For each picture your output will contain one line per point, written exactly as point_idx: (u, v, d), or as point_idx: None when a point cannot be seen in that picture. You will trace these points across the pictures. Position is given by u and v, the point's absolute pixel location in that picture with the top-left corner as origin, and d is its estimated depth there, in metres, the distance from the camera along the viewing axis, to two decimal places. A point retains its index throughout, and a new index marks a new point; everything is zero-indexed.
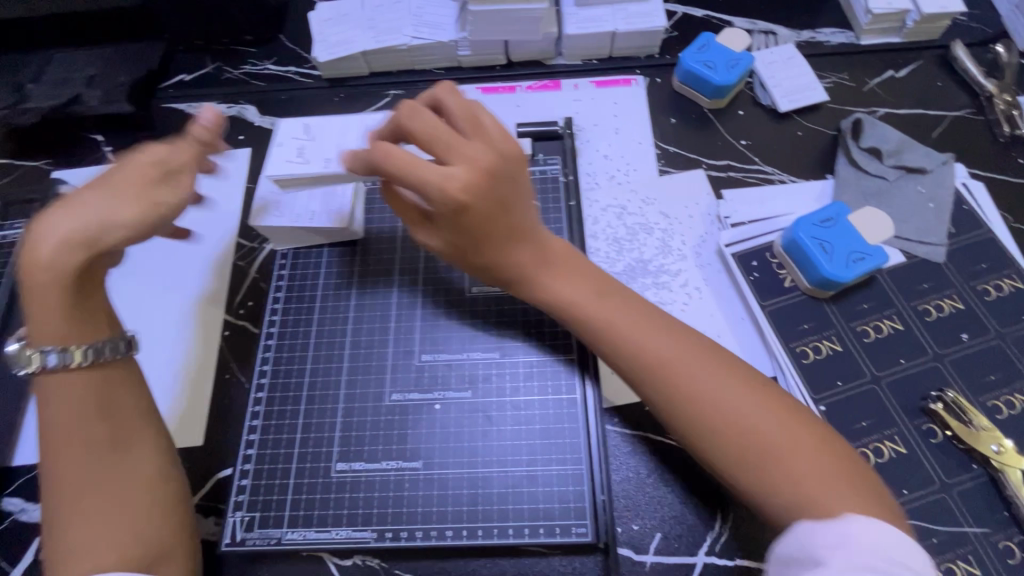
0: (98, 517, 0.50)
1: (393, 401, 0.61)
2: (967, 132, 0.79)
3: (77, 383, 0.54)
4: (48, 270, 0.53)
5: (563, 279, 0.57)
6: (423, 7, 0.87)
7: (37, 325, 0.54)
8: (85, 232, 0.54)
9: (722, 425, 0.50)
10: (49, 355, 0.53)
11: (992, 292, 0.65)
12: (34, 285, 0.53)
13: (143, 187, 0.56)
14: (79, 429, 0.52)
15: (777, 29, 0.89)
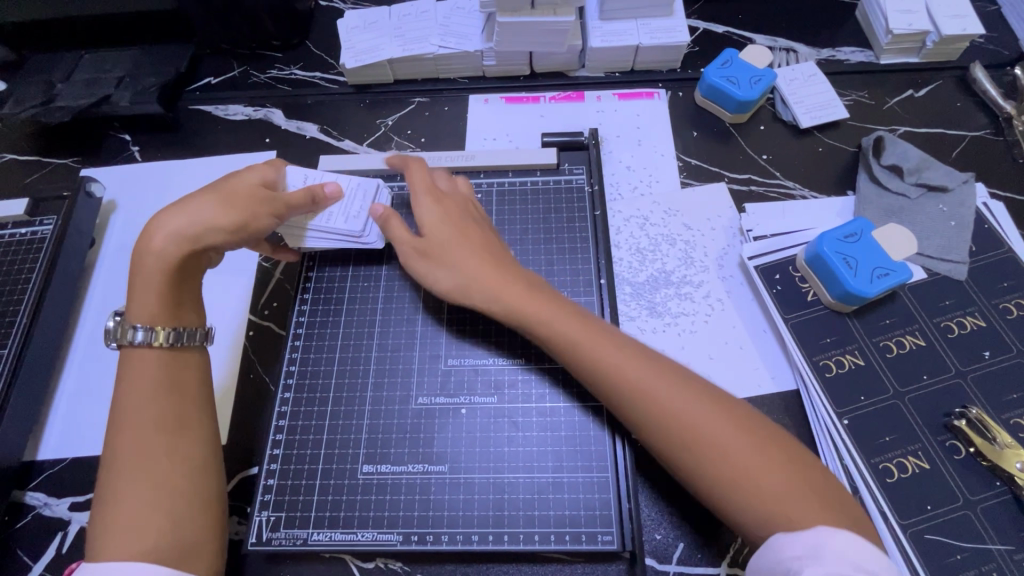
0: (142, 501, 0.51)
1: (419, 405, 0.62)
2: (986, 152, 0.80)
3: (155, 365, 0.57)
4: (157, 258, 0.59)
5: (544, 307, 0.58)
6: (449, 17, 0.88)
7: (136, 304, 0.59)
8: (192, 232, 0.59)
9: (721, 460, 0.49)
10: (138, 331, 0.57)
11: (1014, 311, 0.66)
12: (144, 271, 0.59)
13: (250, 199, 0.61)
14: (143, 411, 0.54)
15: (798, 46, 0.90)
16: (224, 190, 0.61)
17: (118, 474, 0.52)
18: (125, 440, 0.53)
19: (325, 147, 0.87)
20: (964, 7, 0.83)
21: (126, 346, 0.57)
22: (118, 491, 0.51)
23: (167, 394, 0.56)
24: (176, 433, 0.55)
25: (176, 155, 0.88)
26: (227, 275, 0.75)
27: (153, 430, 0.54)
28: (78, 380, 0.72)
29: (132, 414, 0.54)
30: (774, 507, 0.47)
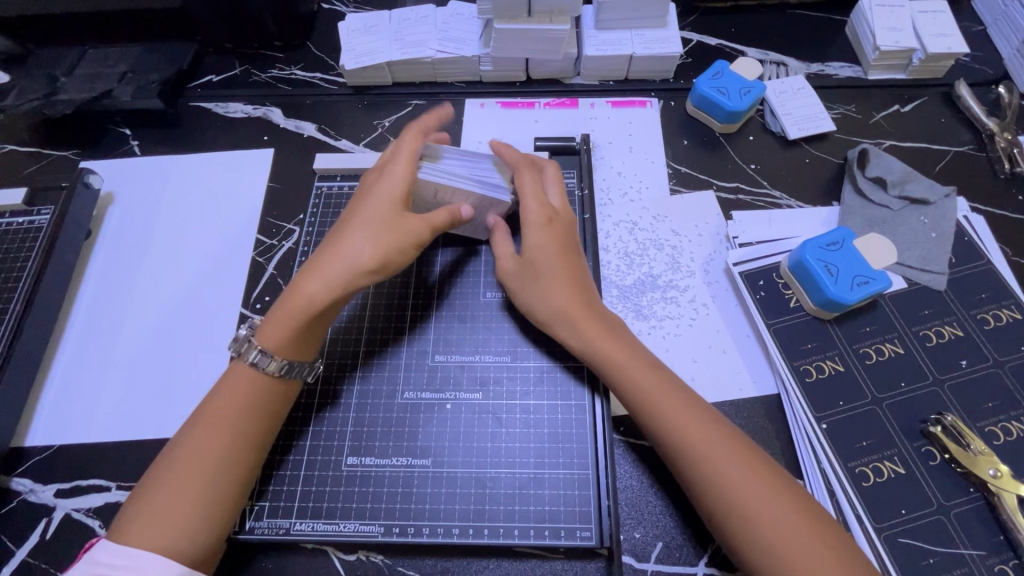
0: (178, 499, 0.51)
1: (405, 399, 0.63)
2: (969, 168, 0.82)
3: (256, 386, 0.57)
4: (301, 295, 0.59)
5: (602, 340, 0.59)
6: (449, 23, 0.89)
7: (268, 327, 0.58)
8: (338, 266, 0.59)
9: (754, 507, 0.50)
10: (256, 352, 0.58)
11: (991, 321, 0.67)
12: (285, 299, 0.59)
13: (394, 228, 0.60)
14: (223, 413, 0.55)
15: (788, 60, 0.92)
16: (362, 217, 0.61)
17: (174, 466, 0.53)
18: (195, 439, 0.54)
19: (322, 146, 0.88)
20: (949, 26, 0.85)
21: (243, 363, 0.58)
22: (164, 482, 0.52)
23: (248, 412, 0.56)
24: (238, 453, 0.54)
25: (175, 149, 0.89)
26: (223, 272, 0.78)
27: (224, 442, 0.54)
28: (69, 369, 0.73)
29: (210, 419, 0.55)
30: (777, 551, 0.48)
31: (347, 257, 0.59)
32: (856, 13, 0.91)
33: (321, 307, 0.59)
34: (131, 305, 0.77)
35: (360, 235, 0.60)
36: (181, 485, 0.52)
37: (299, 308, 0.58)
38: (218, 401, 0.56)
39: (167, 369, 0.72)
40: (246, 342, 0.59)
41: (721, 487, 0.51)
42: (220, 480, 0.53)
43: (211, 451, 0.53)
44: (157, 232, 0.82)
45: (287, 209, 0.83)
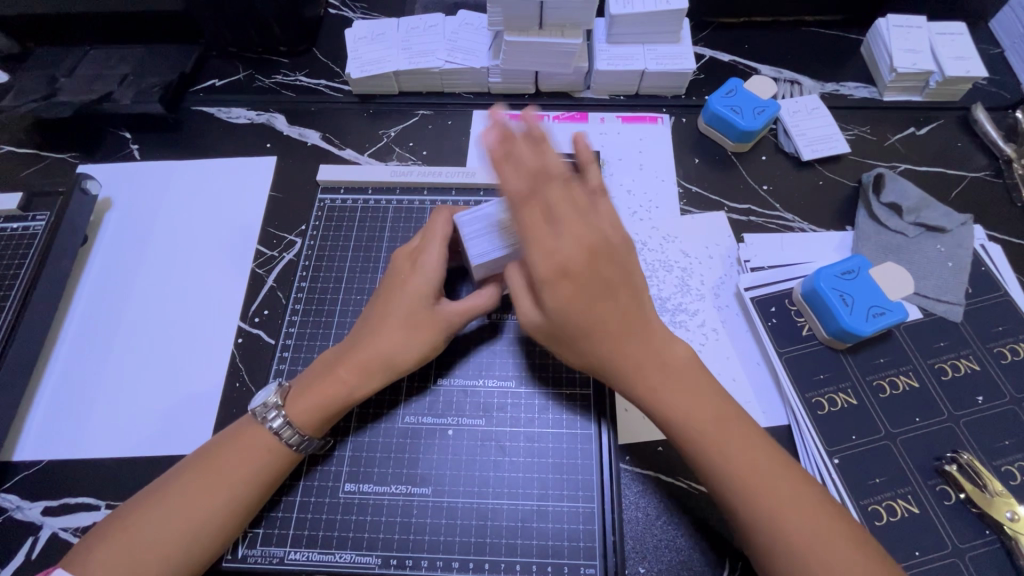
0: (149, 530, 0.50)
1: (406, 424, 0.61)
2: (985, 194, 0.80)
3: (264, 451, 0.55)
4: (338, 388, 0.57)
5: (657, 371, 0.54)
6: (457, 33, 0.88)
7: (300, 409, 0.56)
8: (373, 363, 0.58)
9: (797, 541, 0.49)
10: (278, 419, 0.56)
11: (1008, 355, 0.66)
12: (327, 381, 0.57)
13: (428, 322, 0.59)
14: (222, 464, 0.54)
15: (802, 79, 0.91)
16: (392, 311, 0.59)
17: (161, 506, 0.52)
18: (190, 479, 0.53)
19: (326, 155, 0.87)
20: (967, 49, 0.84)
21: (261, 425, 0.56)
22: (144, 520, 0.51)
23: (250, 471, 0.54)
24: (230, 514, 0.53)
25: (176, 155, 0.87)
26: (222, 284, 0.76)
27: (206, 494, 0.52)
28: (59, 382, 0.71)
29: (210, 466, 0.54)
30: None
31: (382, 353, 0.58)
32: (872, 32, 0.89)
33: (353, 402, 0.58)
34: (127, 318, 0.75)
35: (400, 331, 0.58)
36: (162, 528, 0.51)
37: (334, 398, 0.57)
38: (227, 453, 0.54)
39: (162, 385, 0.70)
40: (265, 407, 0.56)
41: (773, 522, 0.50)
42: (204, 534, 0.51)
43: (203, 502, 0.52)
44: (155, 241, 0.80)
45: (288, 219, 0.81)
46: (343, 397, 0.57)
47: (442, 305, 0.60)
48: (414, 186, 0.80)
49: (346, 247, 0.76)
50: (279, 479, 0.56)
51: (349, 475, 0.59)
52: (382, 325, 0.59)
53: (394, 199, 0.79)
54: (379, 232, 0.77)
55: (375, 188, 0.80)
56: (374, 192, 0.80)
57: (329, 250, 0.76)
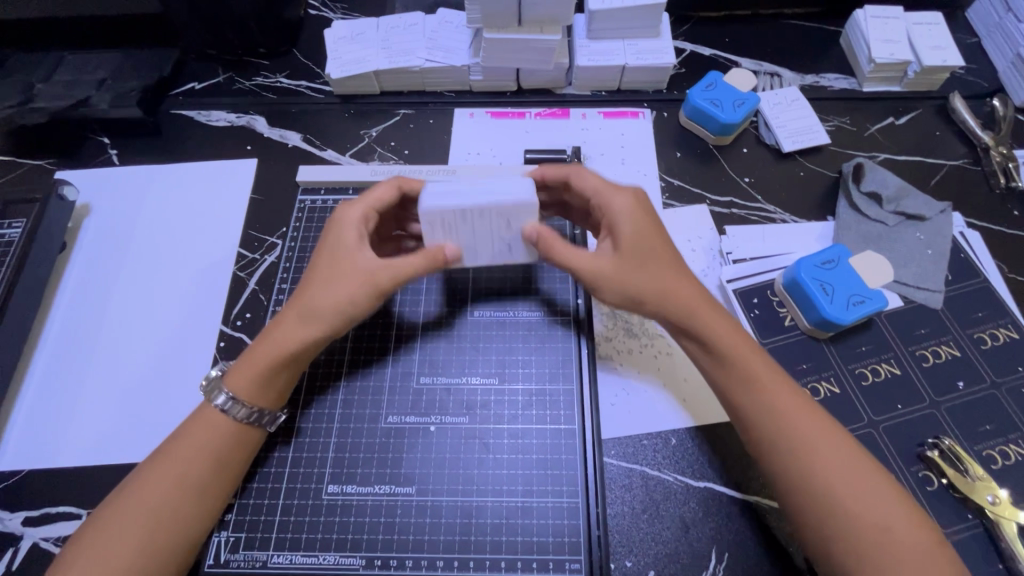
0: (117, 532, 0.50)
1: (389, 423, 0.60)
2: (964, 182, 0.81)
3: (218, 430, 0.55)
4: (275, 344, 0.56)
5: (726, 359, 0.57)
6: (437, 32, 0.88)
7: (239, 375, 0.56)
8: (305, 311, 0.56)
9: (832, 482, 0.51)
10: (223, 396, 0.55)
11: (988, 341, 0.66)
12: (266, 338, 0.57)
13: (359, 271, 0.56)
14: (177, 455, 0.53)
15: (782, 71, 0.91)
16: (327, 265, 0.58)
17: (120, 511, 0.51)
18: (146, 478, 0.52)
19: (307, 157, 0.86)
20: (944, 38, 0.85)
21: (208, 403, 0.56)
22: (102, 533, 0.50)
23: (209, 452, 0.54)
24: (202, 500, 0.53)
25: (155, 160, 0.87)
26: (204, 288, 0.76)
27: (168, 486, 0.52)
28: (39, 390, 0.70)
29: (161, 460, 0.53)
30: (864, 547, 0.49)
31: (315, 302, 0.56)
32: (851, 23, 0.90)
33: (290, 358, 0.56)
34: (106, 325, 0.74)
35: (331, 278, 0.57)
36: (125, 532, 0.49)
37: (272, 356, 0.56)
38: (176, 444, 0.53)
39: (144, 390, 0.70)
40: (209, 390, 0.55)
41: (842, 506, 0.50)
42: (170, 530, 0.51)
43: (164, 496, 0.51)
44: (134, 247, 0.80)
45: (269, 221, 0.80)
46: (276, 362, 0.56)
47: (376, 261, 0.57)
48: None
49: None
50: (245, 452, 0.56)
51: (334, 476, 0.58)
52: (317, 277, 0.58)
53: None
54: None
55: (357, 189, 0.79)
56: (356, 192, 0.79)
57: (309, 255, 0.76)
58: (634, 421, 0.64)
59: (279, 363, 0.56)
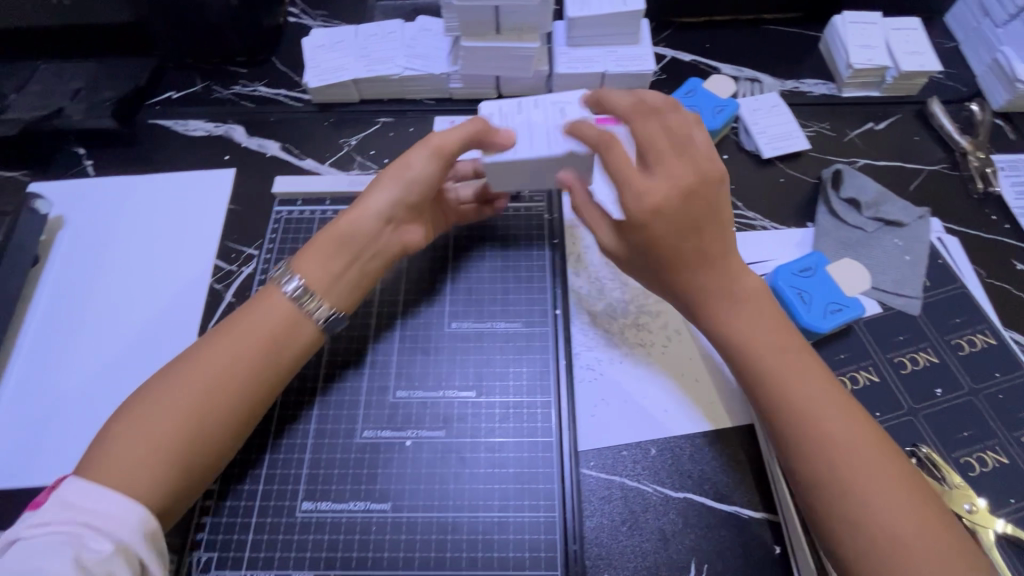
0: (157, 420, 0.52)
1: (364, 438, 0.60)
2: (942, 187, 0.81)
3: (273, 320, 0.58)
4: (341, 222, 0.62)
5: (758, 344, 0.57)
6: (417, 40, 0.87)
7: (305, 257, 0.61)
8: (366, 200, 0.63)
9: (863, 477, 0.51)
10: (291, 282, 0.60)
11: (965, 347, 0.66)
12: (334, 224, 0.63)
13: (411, 155, 0.64)
14: (221, 353, 0.56)
15: (762, 77, 0.91)
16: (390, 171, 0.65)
17: (155, 408, 0.53)
18: (183, 377, 0.54)
19: (286, 166, 0.85)
20: (921, 44, 0.85)
21: (274, 288, 0.60)
22: (127, 447, 0.51)
23: (256, 350, 0.57)
24: (235, 414, 0.55)
25: (131, 170, 0.86)
26: (180, 300, 0.75)
27: (207, 385, 0.54)
28: (11, 405, 0.69)
29: (204, 362, 0.55)
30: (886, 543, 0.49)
31: (374, 196, 0.63)
32: (829, 29, 0.90)
33: (348, 237, 0.62)
34: (82, 337, 0.73)
35: (391, 173, 0.64)
36: (155, 442, 0.52)
37: (335, 229, 0.62)
38: (220, 346, 0.56)
39: (119, 404, 0.69)
40: (285, 270, 0.61)
41: (865, 501, 0.50)
42: (205, 426, 0.54)
43: (198, 399, 0.54)
44: (110, 259, 0.79)
45: (247, 232, 0.80)
46: (336, 235, 0.62)
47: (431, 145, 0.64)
48: None
49: None
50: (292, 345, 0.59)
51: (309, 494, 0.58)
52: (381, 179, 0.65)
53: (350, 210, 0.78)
54: None
55: (333, 200, 0.78)
56: (332, 204, 0.78)
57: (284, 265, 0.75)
58: (613, 432, 0.64)
59: (339, 235, 0.62)
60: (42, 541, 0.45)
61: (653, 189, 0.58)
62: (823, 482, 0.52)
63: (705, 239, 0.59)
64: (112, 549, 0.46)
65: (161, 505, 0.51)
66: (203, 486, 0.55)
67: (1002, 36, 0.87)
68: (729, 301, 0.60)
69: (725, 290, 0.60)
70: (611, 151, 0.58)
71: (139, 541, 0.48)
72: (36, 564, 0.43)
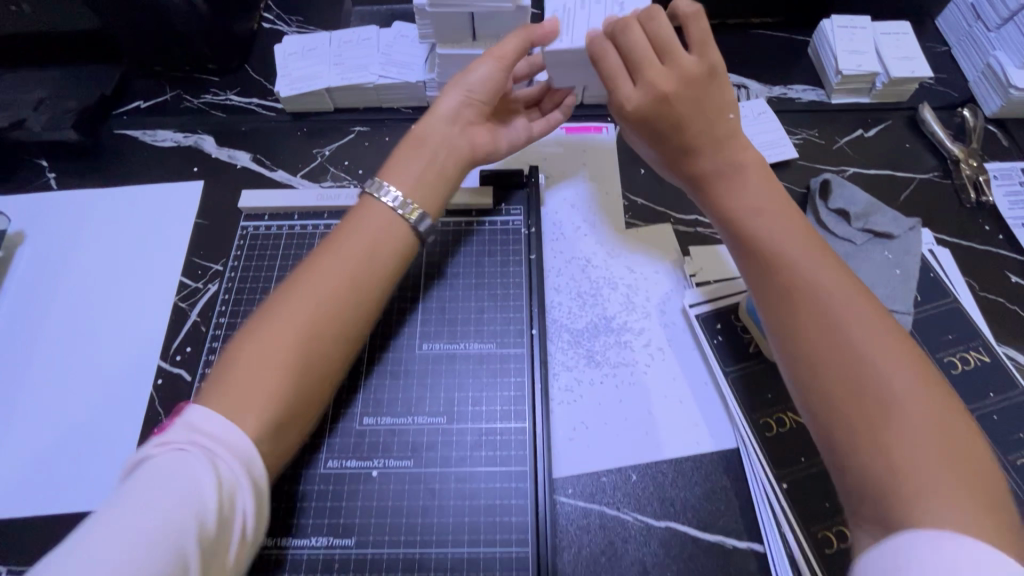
0: (262, 343, 0.53)
1: (329, 469, 0.58)
2: (934, 196, 0.79)
3: (374, 235, 0.60)
4: (424, 125, 0.66)
5: (780, 250, 0.55)
6: (392, 46, 0.84)
7: (394, 166, 0.64)
8: (441, 110, 0.67)
9: (882, 389, 0.46)
10: (387, 193, 0.62)
11: (958, 365, 0.64)
12: (417, 129, 0.66)
13: (483, 65, 0.67)
14: (329, 274, 0.57)
15: (749, 82, 0.88)
16: (464, 78, 0.67)
17: (267, 325, 0.54)
18: (300, 289, 0.56)
19: (256, 178, 0.82)
20: (912, 49, 0.83)
21: (371, 198, 0.62)
22: (232, 375, 0.51)
23: (362, 271, 0.58)
24: (346, 328, 0.57)
25: (96, 183, 0.82)
26: (144, 319, 0.72)
27: (315, 308, 0.55)
28: None
29: (312, 275, 0.57)
30: (897, 455, 0.44)
31: (450, 100, 0.67)
32: (818, 34, 0.88)
33: (428, 144, 0.65)
34: (40, 359, 0.70)
35: (465, 81, 0.67)
36: (262, 365, 0.52)
37: (417, 136, 0.66)
38: (325, 258, 0.58)
39: (79, 429, 0.66)
40: (376, 181, 0.63)
41: (872, 403, 0.46)
42: (305, 352, 0.54)
43: (304, 322, 0.54)
44: (72, 275, 0.76)
45: (215, 247, 0.77)
46: (414, 139, 0.66)
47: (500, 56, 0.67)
48: (342, 210, 0.76)
49: (266, 288, 0.72)
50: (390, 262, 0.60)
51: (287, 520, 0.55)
52: (458, 86, 0.67)
53: (320, 224, 0.75)
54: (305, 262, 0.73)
55: (302, 214, 0.76)
56: (301, 219, 0.75)
57: (251, 283, 0.72)
58: (593, 456, 0.61)
59: (418, 139, 0.66)
60: (166, 459, 0.45)
61: (637, 95, 0.61)
62: (826, 375, 0.48)
63: (702, 134, 0.61)
64: (216, 476, 0.45)
65: (274, 427, 0.51)
66: (316, 409, 0.55)
67: (994, 41, 0.84)
68: (763, 218, 0.57)
69: (755, 204, 0.59)
70: (603, 57, 0.63)
71: (242, 478, 0.47)
72: (157, 489, 0.43)
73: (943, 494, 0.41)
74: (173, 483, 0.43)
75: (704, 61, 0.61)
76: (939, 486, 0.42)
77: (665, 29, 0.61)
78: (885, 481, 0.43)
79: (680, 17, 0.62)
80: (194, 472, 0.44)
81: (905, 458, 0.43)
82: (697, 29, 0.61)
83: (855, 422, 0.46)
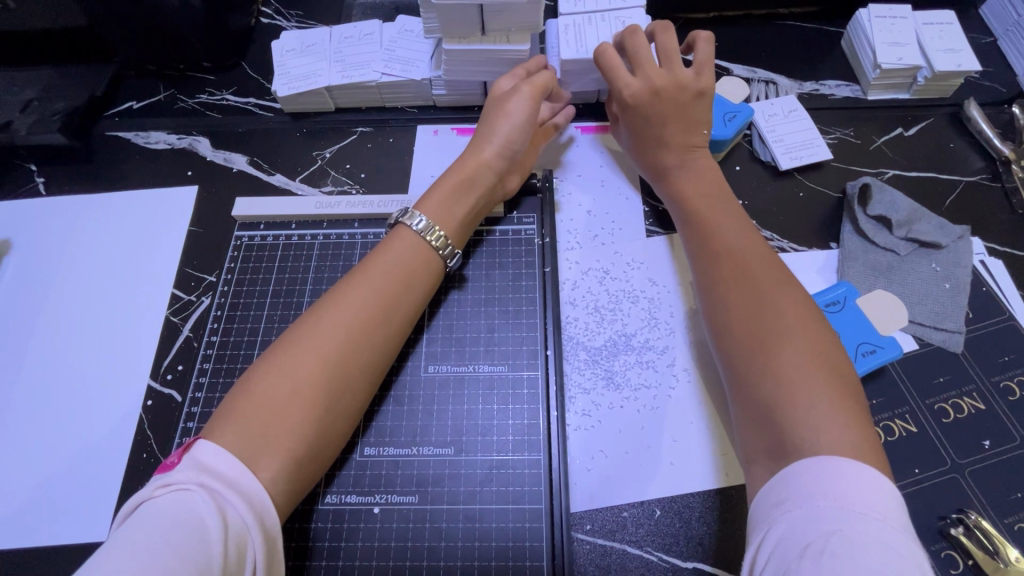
0: (279, 376, 0.50)
1: (328, 505, 0.55)
2: (983, 201, 0.72)
3: (403, 268, 0.58)
4: (464, 167, 0.65)
5: (719, 237, 0.60)
6: (395, 41, 0.79)
7: (432, 201, 0.63)
8: (479, 148, 0.66)
9: (787, 347, 0.49)
10: (419, 220, 0.61)
11: (1016, 391, 0.59)
12: (455, 170, 0.65)
13: (518, 103, 0.67)
14: (354, 304, 0.55)
15: (777, 78, 0.82)
16: (501, 116, 0.67)
17: (286, 359, 0.51)
18: (320, 319, 0.53)
19: (253, 183, 0.78)
20: (957, 41, 0.76)
21: (404, 228, 0.61)
22: (246, 409, 0.48)
23: (384, 301, 0.56)
24: (375, 359, 0.55)
25: (85, 188, 0.78)
26: (132, 333, 0.68)
27: (338, 334, 0.53)
28: None
29: (338, 304, 0.54)
30: (791, 405, 0.46)
31: (490, 139, 0.66)
32: (853, 24, 0.81)
33: (470, 181, 0.64)
34: (24, 376, 0.66)
35: (501, 118, 0.67)
36: (276, 398, 0.49)
37: (460, 177, 0.64)
38: (353, 287, 0.56)
39: (59, 452, 0.62)
40: (408, 209, 0.62)
41: (772, 345, 0.50)
42: (321, 386, 0.51)
43: (327, 354, 0.52)
44: (59, 287, 0.72)
45: (208, 258, 0.72)
46: (461, 176, 0.64)
47: (531, 92, 0.67)
48: (342, 218, 0.72)
49: (262, 301, 0.67)
50: (420, 296, 0.59)
51: (289, 563, 0.52)
52: (493, 126, 0.67)
53: (320, 234, 0.71)
54: (302, 275, 0.68)
55: (300, 223, 0.72)
56: (298, 227, 0.72)
57: (245, 297, 0.68)
58: (612, 489, 0.56)
59: (464, 176, 0.64)
60: (170, 499, 0.42)
61: (637, 84, 0.66)
62: (737, 322, 0.53)
63: (676, 137, 0.67)
64: (222, 519, 0.41)
65: (292, 470, 0.48)
66: (337, 448, 0.53)
67: None
68: (718, 219, 0.61)
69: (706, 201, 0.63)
70: (609, 53, 0.68)
71: (251, 523, 0.43)
72: (163, 528, 0.39)
73: (823, 417, 0.45)
74: (172, 522, 0.40)
75: (701, 78, 0.67)
76: (821, 414, 0.45)
77: (671, 40, 0.68)
78: (776, 410, 0.47)
79: (694, 42, 0.70)
80: (198, 511, 0.41)
81: (795, 406, 0.46)
82: (704, 50, 0.68)
83: (760, 377, 0.49)
